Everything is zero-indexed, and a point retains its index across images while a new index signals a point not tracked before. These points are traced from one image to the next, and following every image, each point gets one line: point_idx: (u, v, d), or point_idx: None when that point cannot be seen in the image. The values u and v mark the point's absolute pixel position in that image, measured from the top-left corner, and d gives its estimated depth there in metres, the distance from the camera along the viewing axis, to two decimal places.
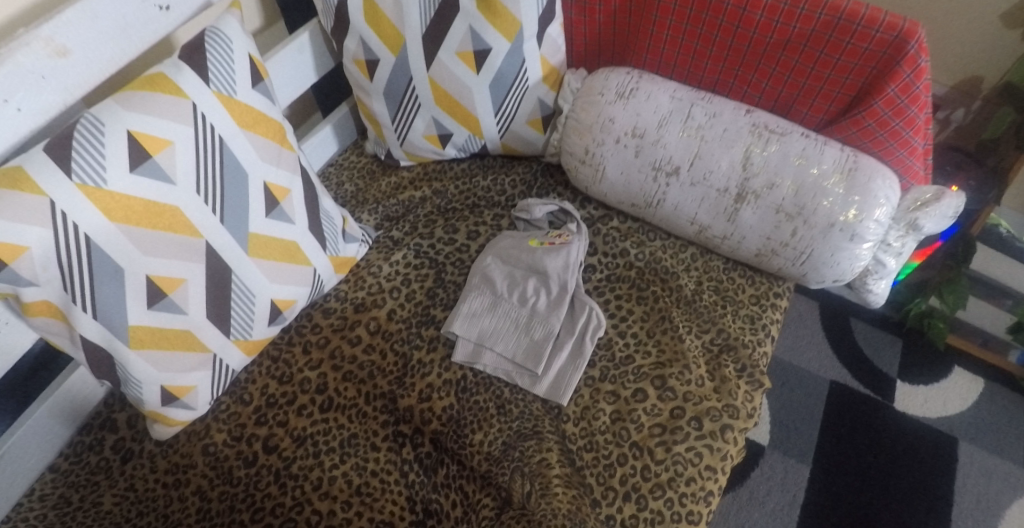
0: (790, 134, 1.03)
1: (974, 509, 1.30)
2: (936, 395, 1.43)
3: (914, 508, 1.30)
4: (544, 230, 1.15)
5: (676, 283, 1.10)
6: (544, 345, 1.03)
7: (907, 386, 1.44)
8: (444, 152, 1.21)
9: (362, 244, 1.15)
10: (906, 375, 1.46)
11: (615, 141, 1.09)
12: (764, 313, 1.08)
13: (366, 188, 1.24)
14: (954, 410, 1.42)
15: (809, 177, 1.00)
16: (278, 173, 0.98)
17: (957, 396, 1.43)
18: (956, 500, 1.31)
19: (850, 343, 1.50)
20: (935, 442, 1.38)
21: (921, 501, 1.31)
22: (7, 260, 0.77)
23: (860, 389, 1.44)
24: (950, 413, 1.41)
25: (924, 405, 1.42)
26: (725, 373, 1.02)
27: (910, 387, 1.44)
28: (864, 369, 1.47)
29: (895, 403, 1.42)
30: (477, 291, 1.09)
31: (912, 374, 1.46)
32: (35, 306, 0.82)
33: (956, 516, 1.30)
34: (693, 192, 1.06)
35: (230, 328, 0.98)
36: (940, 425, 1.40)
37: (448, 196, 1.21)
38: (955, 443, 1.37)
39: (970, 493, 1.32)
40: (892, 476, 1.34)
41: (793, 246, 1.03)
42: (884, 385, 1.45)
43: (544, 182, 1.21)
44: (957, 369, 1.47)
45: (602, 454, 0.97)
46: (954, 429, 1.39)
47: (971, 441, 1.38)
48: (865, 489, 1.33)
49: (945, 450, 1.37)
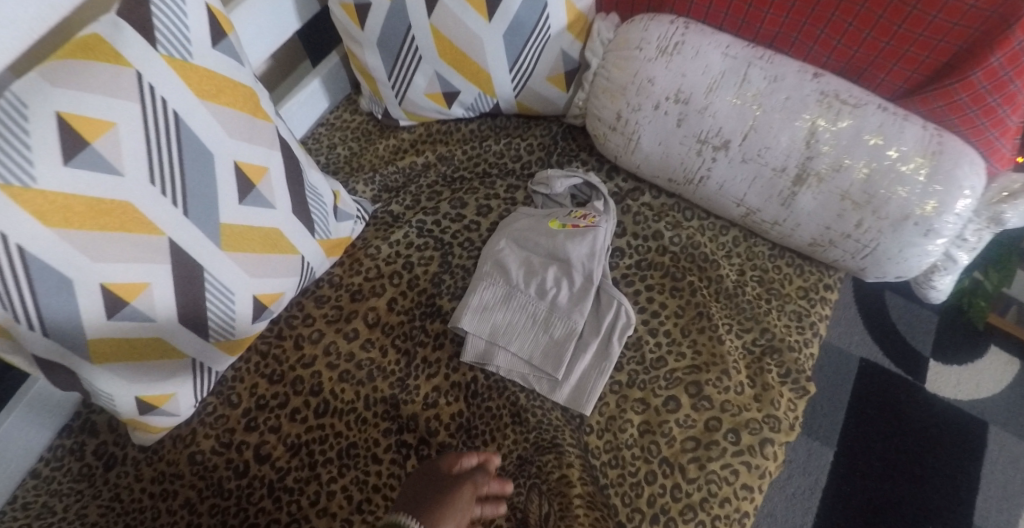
0: (865, 105, 0.87)
1: (1000, 497, 1.23)
2: (968, 376, 1.34)
3: (939, 495, 1.24)
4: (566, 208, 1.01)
5: (716, 272, 0.97)
6: (565, 346, 0.92)
7: (939, 366, 1.35)
8: (449, 112, 1.04)
9: (357, 221, 1.00)
10: (938, 354, 1.36)
11: (654, 107, 0.93)
12: (814, 309, 0.96)
13: (362, 152, 1.09)
14: (987, 394, 1.32)
15: (883, 160, 0.85)
16: (251, 150, 0.83)
17: (992, 377, 1.34)
18: (982, 488, 1.24)
19: (884, 317, 1.40)
20: (966, 425, 1.30)
21: (948, 488, 1.24)
22: None
23: (890, 367, 1.35)
24: (983, 396, 1.32)
25: (956, 386, 1.33)
26: (768, 380, 0.91)
27: (943, 367, 1.35)
28: (896, 347, 1.37)
29: (926, 384, 1.34)
30: (488, 280, 0.96)
31: (946, 353, 1.36)
32: None
33: (983, 505, 1.23)
34: (743, 170, 0.92)
35: (208, 331, 0.85)
36: (972, 408, 1.31)
37: (454, 162, 1.05)
38: (986, 427, 1.29)
39: (998, 480, 1.25)
40: (918, 461, 1.27)
41: (857, 238, 0.89)
42: (915, 364, 1.35)
43: (566, 148, 1.06)
44: (994, 349, 1.36)
45: (628, 471, 0.87)
46: (985, 413, 1.31)
47: (1004, 425, 1.29)
48: (890, 475, 1.26)
49: (975, 435, 1.29)
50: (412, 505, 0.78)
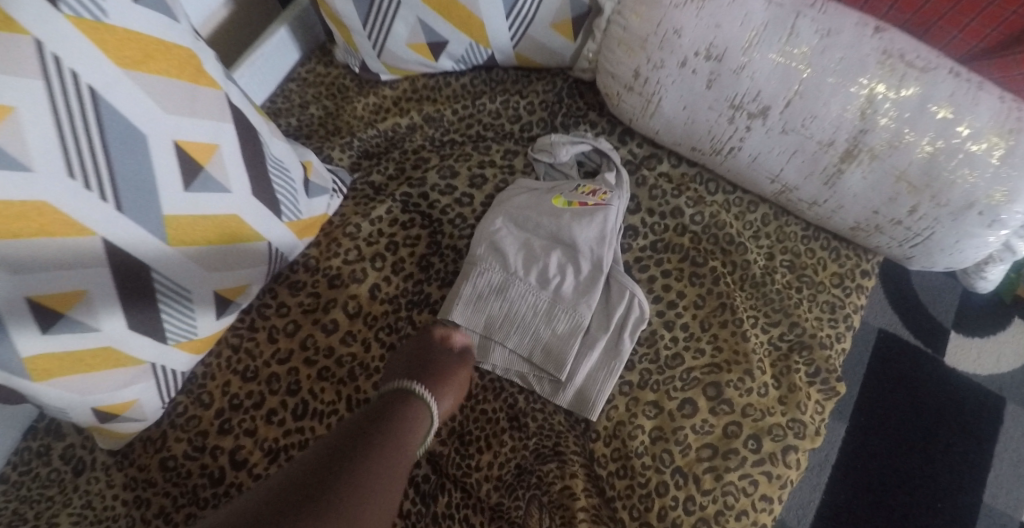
0: (934, 69, 0.73)
1: (1013, 476, 1.18)
2: (991, 349, 1.26)
3: (948, 474, 1.18)
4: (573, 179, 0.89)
5: (742, 257, 0.87)
6: (569, 345, 0.81)
7: (962, 338, 1.27)
8: (436, 65, 0.90)
9: (333, 195, 0.87)
10: (960, 326, 1.28)
11: (680, 65, 0.79)
12: (849, 299, 0.86)
13: (338, 111, 0.96)
14: (1007, 368, 1.25)
15: (951, 138, 0.72)
16: (195, 126, 0.69)
17: (1014, 351, 1.26)
18: (995, 466, 1.18)
19: (907, 284, 1.31)
20: (983, 400, 1.23)
21: (960, 464, 1.19)
22: None
23: (909, 338, 1.27)
24: (1003, 371, 1.25)
25: (977, 360, 1.26)
26: (795, 381, 0.82)
27: (965, 339, 1.27)
28: (916, 317, 1.29)
29: (945, 357, 1.26)
30: (482, 268, 0.84)
31: (968, 324, 1.28)
32: None
33: (994, 483, 1.17)
34: (782, 141, 0.79)
35: (165, 334, 0.75)
36: (990, 383, 1.24)
37: (444, 124, 0.93)
38: (1003, 403, 1.23)
39: (1012, 457, 1.19)
40: (930, 436, 1.20)
41: (908, 226, 0.78)
42: (936, 336, 1.27)
43: (572, 106, 0.92)
44: (1019, 322, 1.28)
45: (637, 482, 0.79)
46: (1004, 388, 1.24)
47: (1022, 402, 1.22)
48: (900, 451, 1.19)
49: (992, 411, 1.22)
50: (409, 368, 0.78)
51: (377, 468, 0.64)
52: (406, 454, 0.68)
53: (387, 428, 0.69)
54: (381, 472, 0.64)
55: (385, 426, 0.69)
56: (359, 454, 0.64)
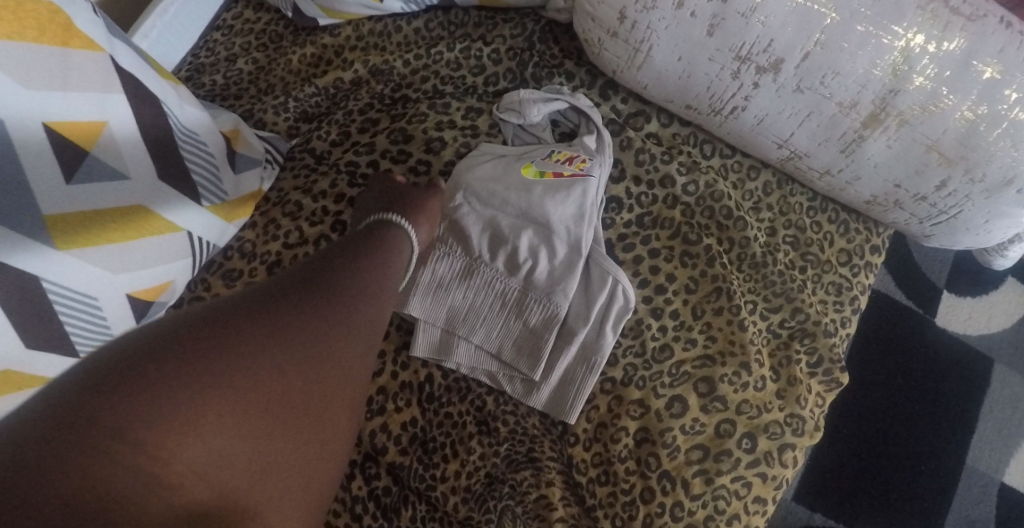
0: (982, 17, 0.60)
1: (996, 436, 1.14)
2: (981, 308, 1.21)
3: (935, 435, 1.14)
4: (546, 143, 0.77)
5: (741, 233, 0.76)
6: (543, 339, 0.72)
7: (952, 297, 1.21)
8: (383, 6, 0.78)
9: (266, 168, 0.75)
10: (953, 285, 1.22)
11: (676, 7, 0.65)
12: (857, 279, 0.77)
13: (272, 64, 0.83)
14: (998, 328, 1.20)
15: (997, 103, 0.60)
16: (70, 102, 0.56)
17: (1005, 310, 1.21)
18: (980, 427, 1.14)
19: (903, 245, 1.24)
20: (973, 361, 1.18)
21: (946, 426, 1.14)
22: None
23: (901, 300, 1.20)
24: (993, 330, 1.20)
25: (966, 321, 1.20)
26: (795, 373, 0.74)
27: (956, 298, 1.21)
28: (910, 277, 1.22)
29: (936, 317, 1.20)
30: (443, 249, 0.74)
31: (960, 283, 1.22)
32: None
33: (978, 444, 1.14)
34: (795, 102, 0.67)
35: (76, 349, 0.61)
36: (979, 343, 1.19)
37: (394, 77, 0.79)
38: (992, 364, 1.18)
39: (996, 418, 1.15)
40: (917, 397, 1.15)
41: (932, 203, 0.69)
42: (928, 295, 1.21)
43: (546, 54, 0.80)
44: (1011, 281, 1.23)
45: (620, 489, 0.71)
46: (993, 349, 1.19)
47: (1010, 362, 1.18)
48: (888, 414, 1.14)
49: (982, 371, 1.17)
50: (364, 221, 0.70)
51: (368, 281, 0.57)
52: (396, 275, 0.61)
53: (384, 241, 0.62)
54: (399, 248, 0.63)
55: (369, 243, 0.61)
56: (372, 261, 0.59)
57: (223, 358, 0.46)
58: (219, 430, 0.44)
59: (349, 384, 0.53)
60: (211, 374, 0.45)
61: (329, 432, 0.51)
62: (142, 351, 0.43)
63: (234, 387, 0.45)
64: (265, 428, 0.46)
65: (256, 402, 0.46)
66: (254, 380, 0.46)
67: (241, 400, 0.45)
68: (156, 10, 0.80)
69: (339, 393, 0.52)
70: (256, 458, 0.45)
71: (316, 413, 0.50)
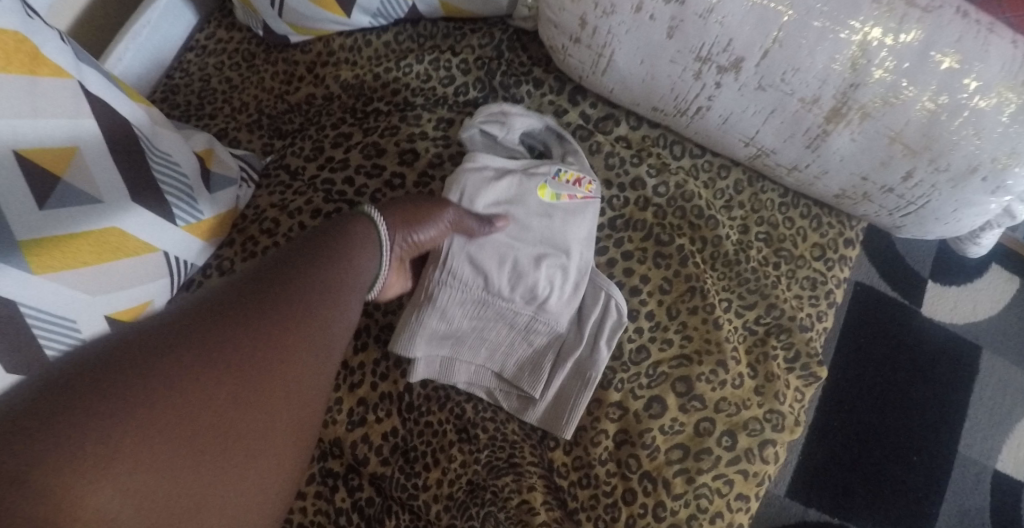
0: (940, 7, 0.61)
1: (989, 423, 1.14)
2: (968, 296, 1.21)
3: (928, 426, 1.13)
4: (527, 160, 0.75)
5: (713, 232, 0.76)
6: (548, 358, 0.74)
7: (938, 286, 1.22)
8: (351, 21, 0.79)
9: (241, 186, 0.76)
10: (938, 275, 1.22)
11: (634, 10, 0.65)
12: (832, 273, 0.77)
13: (244, 84, 0.85)
14: (985, 315, 1.20)
15: (956, 93, 0.61)
16: (39, 129, 0.57)
17: (991, 297, 1.21)
18: (972, 415, 1.14)
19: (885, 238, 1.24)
20: (963, 349, 1.18)
21: (938, 416, 1.14)
22: None
23: (887, 291, 1.21)
24: (980, 318, 1.20)
25: (953, 308, 1.21)
26: (772, 369, 0.74)
27: (942, 287, 1.22)
28: (895, 269, 1.22)
29: (922, 307, 1.20)
30: (453, 285, 0.71)
31: (947, 272, 1.23)
32: None
33: (971, 433, 1.13)
34: (757, 100, 0.67)
35: None
36: (968, 331, 1.19)
37: (365, 92, 0.81)
38: (982, 351, 1.18)
39: (987, 406, 1.15)
40: (908, 388, 1.15)
41: (899, 194, 0.69)
42: (913, 286, 1.21)
43: (514, 62, 0.80)
44: (995, 267, 1.24)
45: (602, 491, 0.71)
46: (982, 336, 1.19)
47: (1000, 349, 1.19)
48: (879, 407, 1.14)
49: (972, 358, 1.18)
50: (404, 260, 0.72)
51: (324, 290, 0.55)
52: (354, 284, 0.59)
53: (340, 252, 0.59)
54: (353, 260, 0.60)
55: (334, 245, 0.59)
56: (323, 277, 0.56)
57: (154, 389, 0.41)
58: (144, 473, 0.39)
59: (297, 412, 0.49)
60: (139, 410, 0.40)
61: (278, 450, 0.48)
62: (57, 387, 0.39)
63: (175, 403, 0.42)
64: (197, 468, 0.42)
65: (187, 439, 0.42)
66: (189, 412, 0.42)
67: (166, 439, 0.41)
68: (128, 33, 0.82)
69: (290, 410, 0.49)
70: (186, 502, 0.41)
71: (260, 442, 0.46)
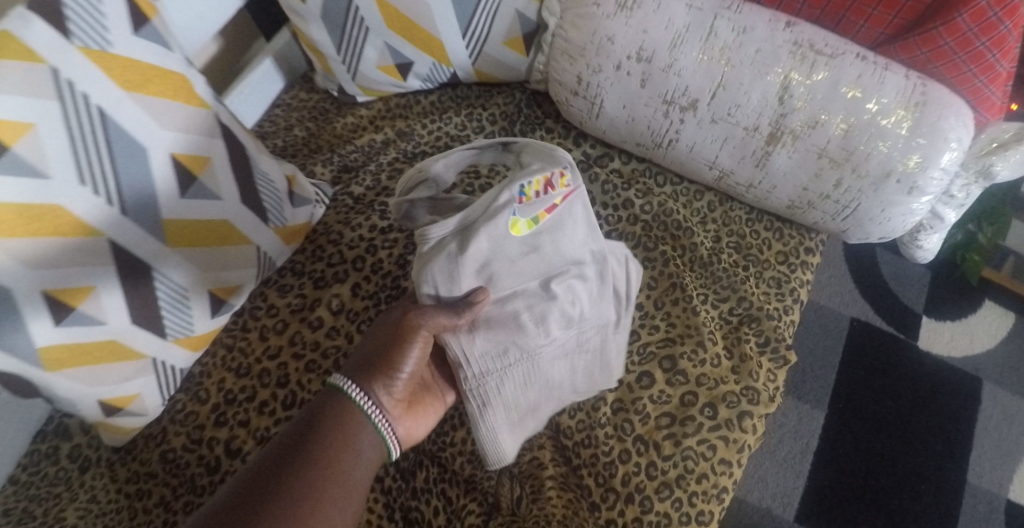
0: (841, 55, 0.82)
1: (994, 454, 1.22)
2: (962, 331, 1.33)
3: (928, 454, 1.21)
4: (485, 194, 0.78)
5: (690, 240, 0.94)
6: (608, 350, 0.85)
7: (933, 322, 1.34)
8: (406, 84, 1.04)
9: (316, 205, 0.97)
10: (933, 311, 1.35)
11: (616, 68, 0.88)
12: (794, 274, 0.93)
13: (319, 132, 1.09)
14: (981, 348, 1.32)
15: (862, 114, 0.80)
16: (190, 142, 0.80)
17: (985, 333, 1.33)
18: (976, 446, 1.23)
19: (869, 249, 1.41)
20: (959, 381, 1.28)
21: (937, 444, 1.22)
22: (76, 303, 0.75)
23: (881, 325, 1.33)
24: (977, 352, 1.31)
25: (949, 342, 1.32)
26: (745, 351, 0.88)
27: (937, 323, 1.34)
28: (887, 307, 1.35)
29: (920, 341, 1.32)
30: (493, 375, 0.77)
31: (941, 308, 1.35)
32: (51, 354, 0.75)
33: (976, 463, 1.21)
34: (713, 132, 0.87)
35: (166, 330, 0.83)
36: (966, 363, 1.30)
37: (415, 138, 1.04)
38: (981, 384, 1.28)
39: (989, 437, 1.24)
40: (907, 419, 1.24)
41: (836, 200, 0.86)
42: (907, 322, 1.33)
43: (530, 116, 1.04)
44: (989, 304, 1.36)
45: (601, 451, 0.83)
46: (980, 369, 1.30)
47: (998, 382, 1.29)
48: (876, 436, 1.23)
49: (969, 391, 1.28)
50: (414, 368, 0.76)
51: (298, 499, 0.65)
52: (337, 475, 0.68)
53: (323, 435, 0.70)
54: (336, 441, 0.70)
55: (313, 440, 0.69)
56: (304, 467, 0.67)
57: None
58: None
59: None
60: None
61: None
62: None
63: None
64: None
65: None
66: None
67: None
68: (238, 88, 1.06)
69: None
70: None
71: None
